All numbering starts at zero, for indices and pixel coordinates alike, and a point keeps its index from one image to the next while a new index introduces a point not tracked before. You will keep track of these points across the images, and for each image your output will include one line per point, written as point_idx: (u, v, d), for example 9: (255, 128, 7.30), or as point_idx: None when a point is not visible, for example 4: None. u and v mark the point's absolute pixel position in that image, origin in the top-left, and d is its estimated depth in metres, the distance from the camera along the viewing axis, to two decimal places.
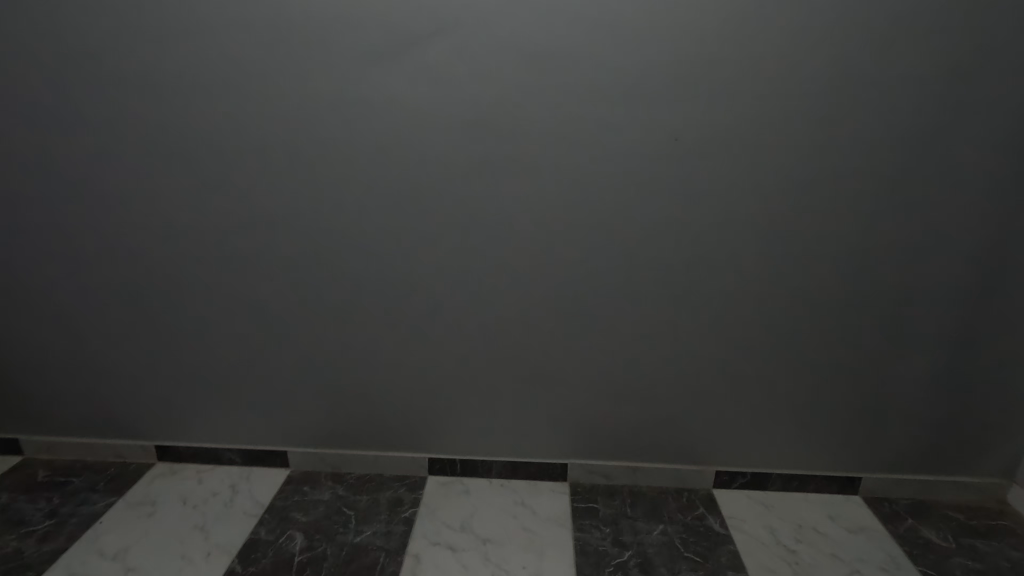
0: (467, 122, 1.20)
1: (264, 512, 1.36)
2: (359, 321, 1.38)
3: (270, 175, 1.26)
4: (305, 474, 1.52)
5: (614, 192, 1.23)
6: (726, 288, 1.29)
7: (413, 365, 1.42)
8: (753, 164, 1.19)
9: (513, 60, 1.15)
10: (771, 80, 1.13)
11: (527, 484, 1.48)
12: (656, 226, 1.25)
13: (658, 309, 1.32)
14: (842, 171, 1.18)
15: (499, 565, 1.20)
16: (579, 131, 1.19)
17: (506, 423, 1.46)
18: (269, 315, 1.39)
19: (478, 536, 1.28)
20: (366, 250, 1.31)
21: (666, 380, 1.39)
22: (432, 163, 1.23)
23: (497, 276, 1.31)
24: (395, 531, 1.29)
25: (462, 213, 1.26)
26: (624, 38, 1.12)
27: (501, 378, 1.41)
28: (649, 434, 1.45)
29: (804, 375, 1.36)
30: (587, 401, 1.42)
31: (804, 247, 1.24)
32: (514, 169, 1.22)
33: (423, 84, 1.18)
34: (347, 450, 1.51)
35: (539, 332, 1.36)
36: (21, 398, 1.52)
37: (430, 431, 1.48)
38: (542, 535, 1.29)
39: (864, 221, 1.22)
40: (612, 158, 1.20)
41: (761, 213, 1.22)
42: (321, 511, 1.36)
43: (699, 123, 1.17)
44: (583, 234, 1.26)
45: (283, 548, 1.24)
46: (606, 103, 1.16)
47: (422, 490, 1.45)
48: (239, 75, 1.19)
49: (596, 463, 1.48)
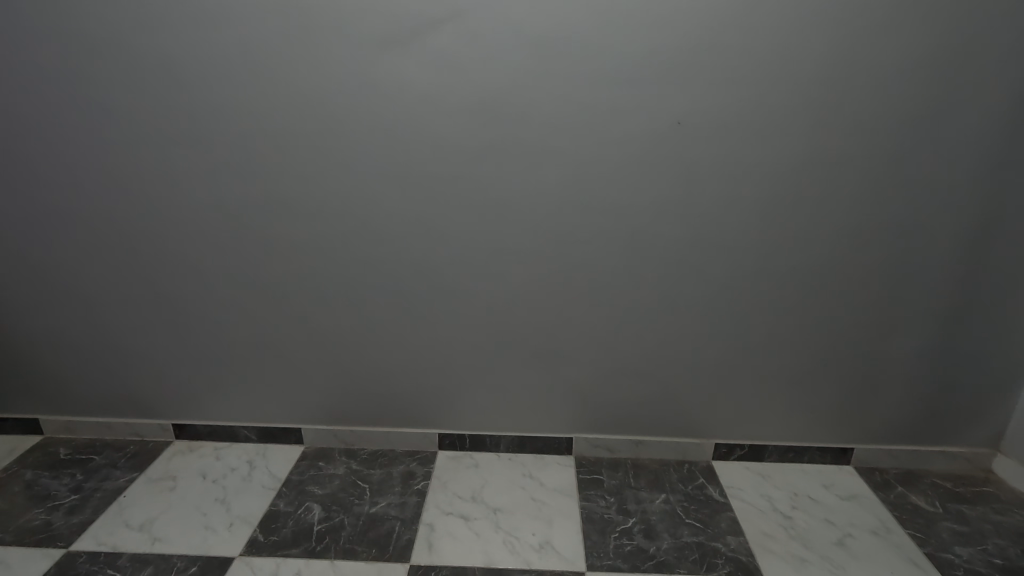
0: (475, 105, 1.23)
1: (282, 485, 1.41)
2: (371, 301, 1.42)
3: (284, 159, 1.29)
4: (319, 450, 1.57)
5: (620, 174, 1.26)
6: (728, 267, 1.34)
7: (424, 344, 1.46)
8: (755, 145, 1.22)
9: (520, 44, 1.17)
10: (773, 64, 1.16)
11: (534, 457, 1.54)
12: (662, 207, 1.29)
13: (661, 287, 1.37)
14: (841, 152, 1.22)
15: (509, 532, 1.26)
16: (585, 113, 1.22)
17: (514, 399, 1.51)
18: (283, 296, 1.42)
19: (488, 506, 1.34)
20: (379, 232, 1.34)
21: (668, 356, 1.44)
22: (441, 145, 1.26)
23: (507, 256, 1.35)
24: (409, 502, 1.35)
25: (472, 194, 1.30)
26: (629, 21, 1.15)
27: (509, 355, 1.46)
28: (652, 409, 1.50)
29: (802, 351, 1.41)
30: (592, 377, 1.47)
31: (804, 227, 1.29)
32: (523, 153, 1.26)
33: (433, 67, 1.20)
34: (360, 426, 1.56)
35: (546, 311, 1.40)
36: (41, 379, 1.56)
37: (440, 407, 1.53)
38: (550, 505, 1.35)
39: (863, 201, 1.26)
40: (617, 141, 1.24)
41: (763, 194, 1.26)
42: (336, 485, 1.41)
43: (702, 106, 1.20)
44: (589, 214, 1.30)
45: (303, 519, 1.29)
46: (612, 87, 1.20)
47: (433, 464, 1.50)
48: (253, 62, 1.21)
49: (600, 437, 1.53)
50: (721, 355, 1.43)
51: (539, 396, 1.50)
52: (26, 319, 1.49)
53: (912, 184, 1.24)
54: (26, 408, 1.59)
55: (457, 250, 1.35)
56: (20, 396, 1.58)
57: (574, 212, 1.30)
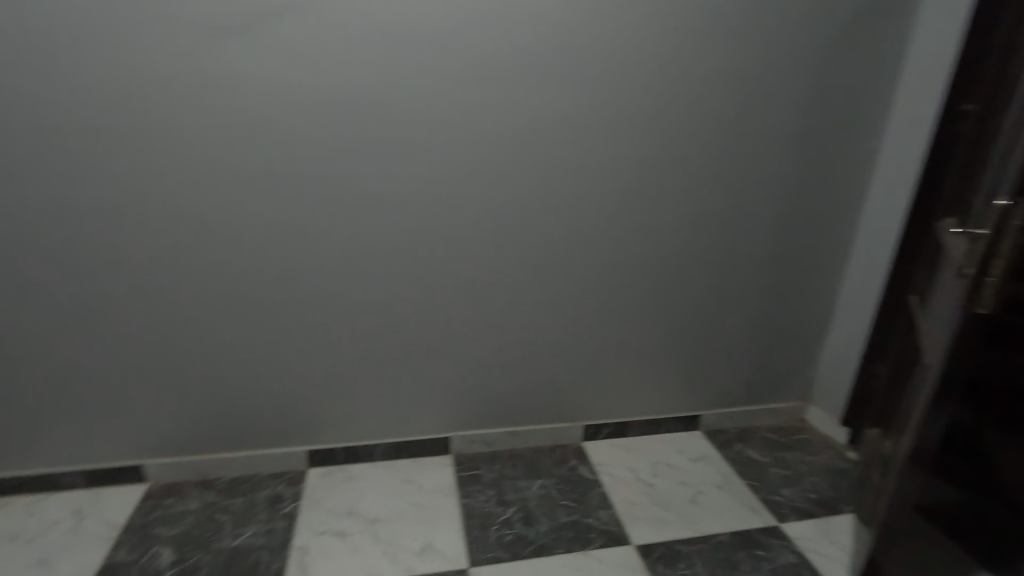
0: (329, 103, 1.17)
1: (123, 532, 1.24)
2: (223, 316, 1.30)
3: (103, 160, 1.12)
4: (168, 485, 1.40)
5: (477, 171, 1.28)
6: (575, 238, 1.40)
7: (287, 357, 1.37)
8: (589, 117, 1.29)
9: (371, 41, 1.14)
10: (611, 67, 1.25)
11: (412, 462, 1.51)
12: (520, 204, 1.33)
13: (524, 281, 1.41)
14: (669, 132, 1.33)
15: (390, 542, 1.22)
16: (421, 85, 1.19)
17: (386, 405, 1.47)
18: (114, 318, 1.25)
19: (366, 519, 1.29)
20: (205, 225, 1.21)
21: (534, 347, 1.50)
22: (292, 146, 1.18)
23: (356, 244, 1.29)
24: (277, 529, 1.25)
25: (326, 192, 1.23)
26: (470, 8, 1.15)
27: (378, 359, 1.42)
28: (524, 399, 1.55)
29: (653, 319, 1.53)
30: (463, 373, 1.48)
31: (646, 204, 1.39)
32: (381, 151, 1.23)
33: (282, 60, 1.12)
34: (217, 453, 1.42)
35: (414, 310, 1.39)
36: None
37: (310, 423, 1.44)
38: (430, 507, 1.33)
39: (696, 180, 1.39)
40: (473, 138, 1.26)
41: (604, 168, 1.34)
42: (190, 522, 1.27)
43: (550, 104, 1.26)
44: (440, 194, 1.29)
45: (149, 566, 1.14)
46: (466, 85, 1.21)
47: (303, 484, 1.41)
48: (52, 46, 1.04)
49: (476, 432, 1.55)
50: (577, 326, 1.50)
51: (406, 387, 1.46)
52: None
53: (728, 157, 1.38)
54: None
55: (298, 242, 1.26)
56: None
57: (422, 190, 1.27)
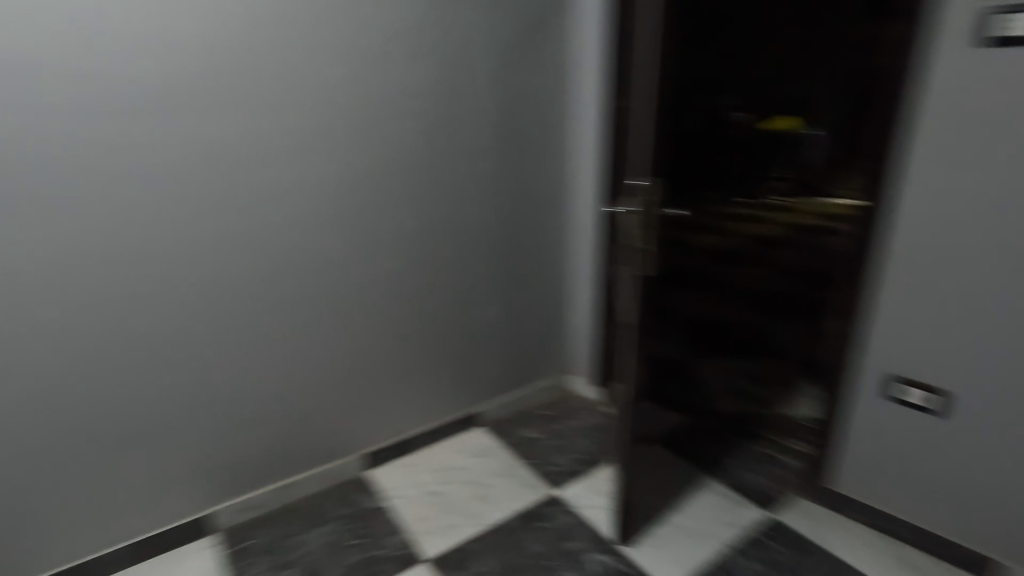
0: (263, 151, 1.25)
1: (244, 556, 1.37)
2: (285, 365, 1.43)
3: (91, 244, 1.12)
4: (244, 526, 1.46)
5: (443, 188, 1.55)
6: (474, 217, 1.63)
7: (341, 374, 1.53)
8: (454, 130, 1.52)
9: (294, 92, 1.26)
10: (499, 75, 1.55)
11: (427, 452, 1.75)
12: (476, 209, 1.63)
13: (489, 261, 1.71)
14: (498, 114, 1.59)
15: (476, 512, 1.50)
16: (229, 122, 1.20)
17: (422, 398, 1.72)
18: (169, 397, 1.29)
19: (439, 496, 1.56)
20: (40, 308, 1.11)
21: (508, 314, 1.82)
22: (285, 192, 1.31)
23: (270, 284, 1.35)
24: (369, 515, 1.49)
25: (333, 233, 1.40)
26: (408, 58, 1.39)
27: (406, 356, 1.64)
28: (510, 352, 1.88)
29: (552, 254, 1.86)
30: (469, 344, 1.77)
31: (506, 172, 1.66)
32: (365, 188, 1.42)
33: (218, 122, 1.19)
34: (297, 476, 1.54)
35: (420, 307, 1.62)
36: None
37: (364, 430, 1.63)
38: (490, 486, 1.60)
39: (534, 143, 1.69)
40: (426, 161, 1.50)
41: (462, 154, 1.55)
42: (304, 531, 1.44)
43: (468, 135, 1.55)
44: (345, 218, 1.41)
45: (290, 560, 1.35)
46: (412, 115, 1.44)
47: (373, 481, 1.62)
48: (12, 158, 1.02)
49: (487, 402, 1.88)
50: (507, 281, 1.78)
51: (376, 385, 1.61)
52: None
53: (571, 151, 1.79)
54: None
55: (203, 290, 1.27)
56: None
57: (295, 224, 1.34)
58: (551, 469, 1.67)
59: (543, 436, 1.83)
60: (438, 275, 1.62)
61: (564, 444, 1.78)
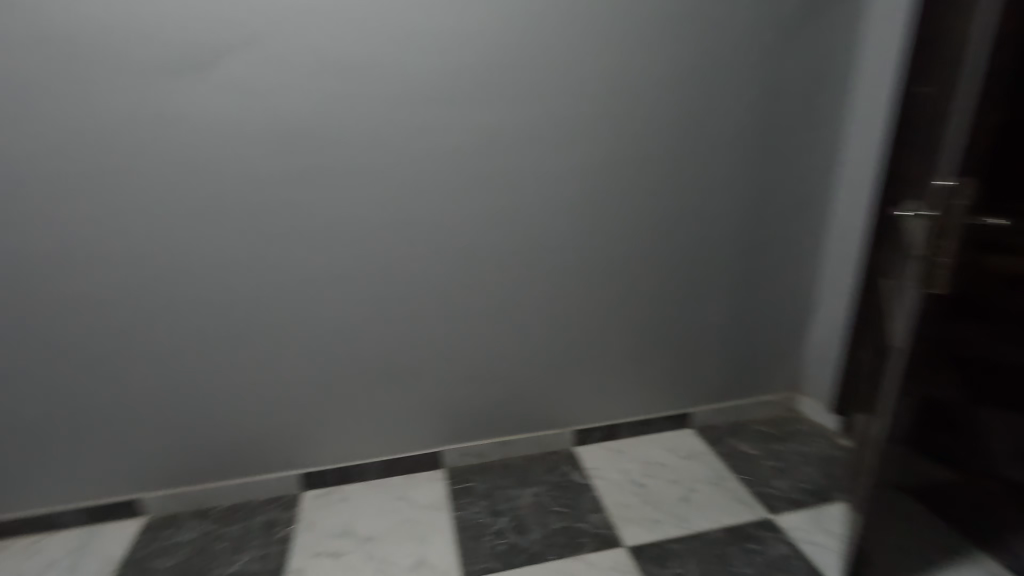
0: (522, 136, 1.37)
1: (461, 495, 1.53)
2: (513, 333, 1.55)
3: (385, 210, 1.36)
4: (463, 470, 1.64)
5: (685, 178, 1.51)
6: (715, 211, 1.56)
7: (560, 351, 1.61)
8: (705, 119, 1.46)
9: (556, 81, 1.35)
10: (763, 61, 1.45)
11: (631, 443, 1.74)
12: (716, 202, 1.55)
13: (723, 258, 1.62)
14: (757, 103, 1.48)
15: (679, 513, 1.44)
16: (503, 109, 1.34)
17: (634, 389, 1.72)
18: (421, 346, 1.50)
19: (641, 487, 1.54)
20: (349, 258, 1.38)
21: (736, 317, 1.70)
22: (536, 174, 1.41)
23: (515, 257, 1.47)
24: (571, 489, 1.54)
25: (571, 216, 1.47)
26: (667, 45, 1.38)
27: (623, 343, 1.65)
28: (733, 358, 1.76)
29: (797, 257, 1.67)
30: (689, 343, 1.70)
31: (757, 164, 1.54)
32: (606, 175, 1.45)
33: (490, 109, 1.33)
34: (510, 437, 1.67)
35: (643, 298, 1.61)
36: (154, 471, 1.46)
37: (574, 408, 1.69)
38: (696, 490, 1.52)
39: (795, 134, 1.54)
40: (671, 150, 1.47)
41: (711, 144, 1.49)
42: (513, 488, 1.55)
43: (720, 124, 1.48)
44: (585, 202, 1.46)
45: (500, 509, 1.48)
46: (664, 103, 1.42)
47: (577, 458, 1.68)
48: (342, 138, 1.28)
49: (700, 406, 1.79)
50: (741, 281, 1.66)
51: (594, 366, 1.66)
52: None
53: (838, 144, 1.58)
54: (130, 487, 1.46)
55: (462, 256, 1.44)
56: (114, 476, 1.44)
57: (544, 204, 1.44)
58: (768, 490, 1.51)
59: (762, 454, 1.67)
60: (669, 266, 1.59)
61: (787, 468, 1.60)
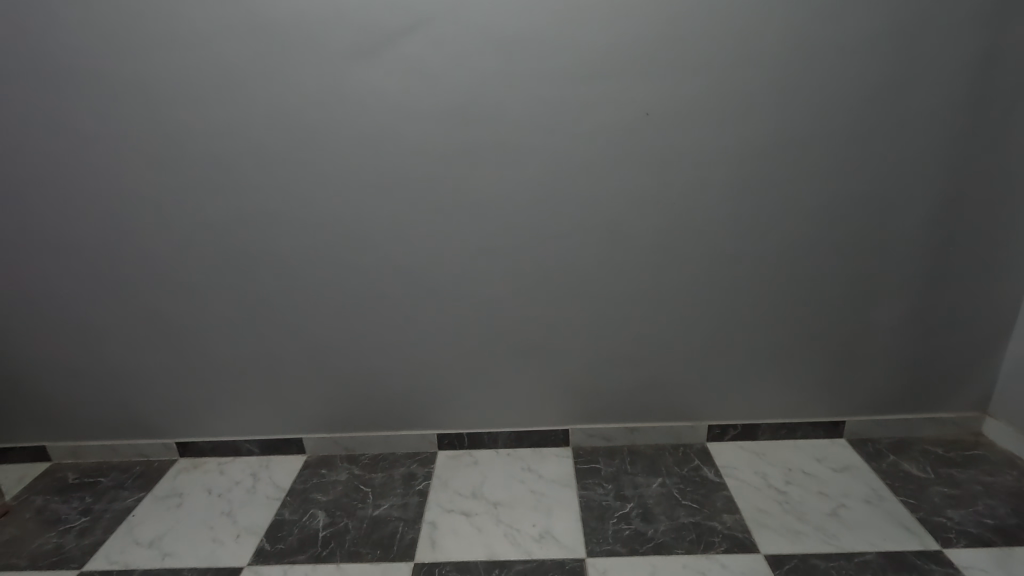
0: (679, 113, 1.31)
1: (587, 475, 1.54)
2: (652, 319, 1.51)
3: (532, 187, 1.38)
4: (588, 450, 1.64)
5: (863, 162, 1.35)
6: (898, 200, 1.38)
7: (701, 342, 1.54)
8: (896, 96, 1.29)
9: (722, 54, 1.26)
10: (980, 26, 1.24)
11: (771, 446, 1.62)
12: (900, 190, 1.37)
13: (902, 254, 1.43)
14: (966, 76, 1.28)
15: (826, 527, 1.32)
16: (662, 86, 1.29)
17: (780, 389, 1.60)
18: (557, 324, 1.52)
19: (781, 494, 1.44)
20: (498, 233, 1.42)
21: (912, 321, 1.50)
22: (691, 154, 1.34)
23: (661, 241, 1.42)
24: (703, 485, 1.48)
25: (725, 200, 1.38)
26: (858, 11, 1.23)
27: (771, 340, 1.53)
28: (903, 367, 1.56)
29: (999, 257, 1.43)
30: (850, 345, 1.53)
31: (957, 148, 1.33)
32: (770, 156, 1.34)
33: (646, 85, 1.29)
34: (639, 424, 1.64)
35: (799, 292, 1.48)
36: (316, 415, 1.65)
37: (710, 403, 1.62)
38: (848, 507, 1.38)
39: (1015, 112, 1.30)
40: (850, 130, 1.32)
41: (900, 124, 1.31)
42: (640, 476, 1.53)
43: (915, 101, 1.30)
44: (742, 184, 1.36)
45: (626, 494, 1.46)
46: (846, 76, 1.28)
47: (709, 455, 1.60)
48: (498, 116, 1.32)
49: (855, 416, 1.62)
50: (923, 281, 1.46)
51: (737, 360, 1.56)
52: (146, 387, 1.62)
53: None
54: (296, 427, 1.67)
55: (608, 237, 1.42)
56: (284, 415, 1.65)
57: (697, 185, 1.37)
58: (940, 519, 1.33)
59: (932, 478, 1.47)
60: (833, 259, 1.44)
61: (966, 498, 1.39)
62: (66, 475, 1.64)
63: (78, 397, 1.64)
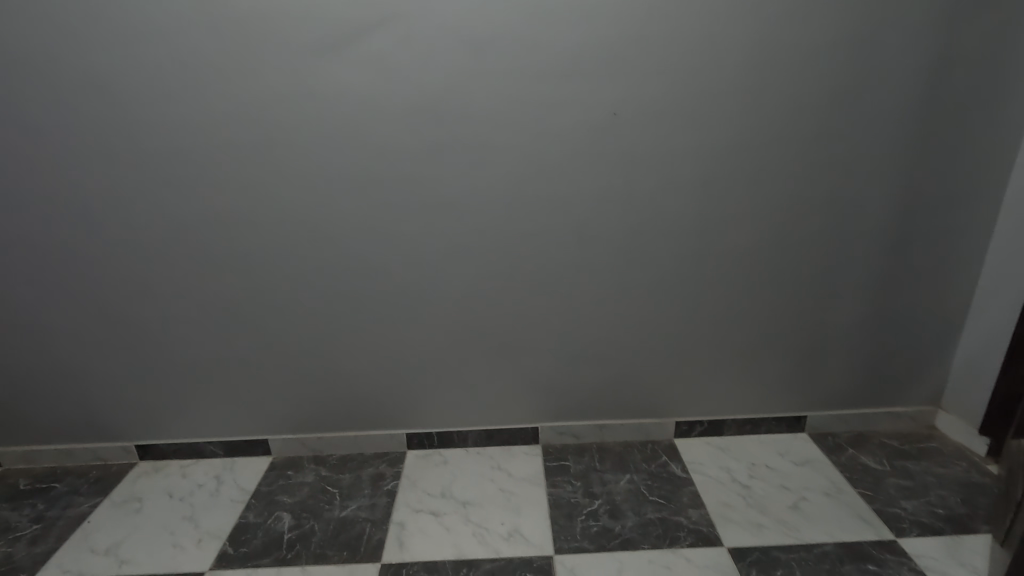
0: (646, 113, 1.32)
1: (556, 472, 1.55)
2: (620, 316, 1.52)
3: (501, 185, 1.37)
4: (558, 448, 1.65)
5: (824, 163, 1.38)
6: (857, 201, 1.42)
7: (668, 339, 1.56)
8: (855, 99, 1.33)
9: (689, 55, 1.28)
10: (935, 34, 1.28)
11: (735, 441, 1.65)
12: (859, 192, 1.41)
13: (859, 253, 1.47)
14: (921, 82, 1.32)
15: (787, 519, 1.36)
16: (632, 85, 1.30)
17: (744, 386, 1.63)
18: (527, 322, 1.52)
19: (745, 488, 1.47)
20: (469, 231, 1.41)
21: (871, 318, 1.55)
22: (658, 153, 1.35)
23: (629, 239, 1.44)
24: (669, 480, 1.50)
25: (691, 199, 1.40)
26: (820, 15, 1.25)
27: (736, 337, 1.56)
28: (862, 363, 1.61)
29: (951, 256, 1.49)
30: (811, 342, 1.57)
31: (913, 151, 1.38)
32: (735, 156, 1.36)
33: (614, 84, 1.29)
34: (608, 421, 1.65)
35: (763, 290, 1.51)
36: (282, 416, 1.62)
37: (678, 399, 1.64)
38: (809, 499, 1.42)
39: (967, 116, 1.35)
40: (811, 132, 1.35)
41: (859, 126, 1.35)
42: (608, 472, 1.54)
43: (873, 105, 1.33)
44: (707, 184, 1.39)
45: (594, 490, 1.47)
46: (807, 80, 1.30)
47: (676, 450, 1.63)
48: (467, 112, 1.31)
49: (816, 411, 1.67)
50: (880, 280, 1.50)
51: (705, 357, 1.59)
52: (103, 389, 1.57)
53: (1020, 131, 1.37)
54: (261, 428, 1.63)
55: (577, 235, 1.43)
56: (249, 417, 1.61)
57: (664, 185, 1.38)
58: (895, 509, 1.37)
59: (888, 470, 1.52)
60: (795, 258, 1.47)
61: (919, 488, 1.45)
62: (18, 481, 1.58)
63: (30, 400, 1.57)
